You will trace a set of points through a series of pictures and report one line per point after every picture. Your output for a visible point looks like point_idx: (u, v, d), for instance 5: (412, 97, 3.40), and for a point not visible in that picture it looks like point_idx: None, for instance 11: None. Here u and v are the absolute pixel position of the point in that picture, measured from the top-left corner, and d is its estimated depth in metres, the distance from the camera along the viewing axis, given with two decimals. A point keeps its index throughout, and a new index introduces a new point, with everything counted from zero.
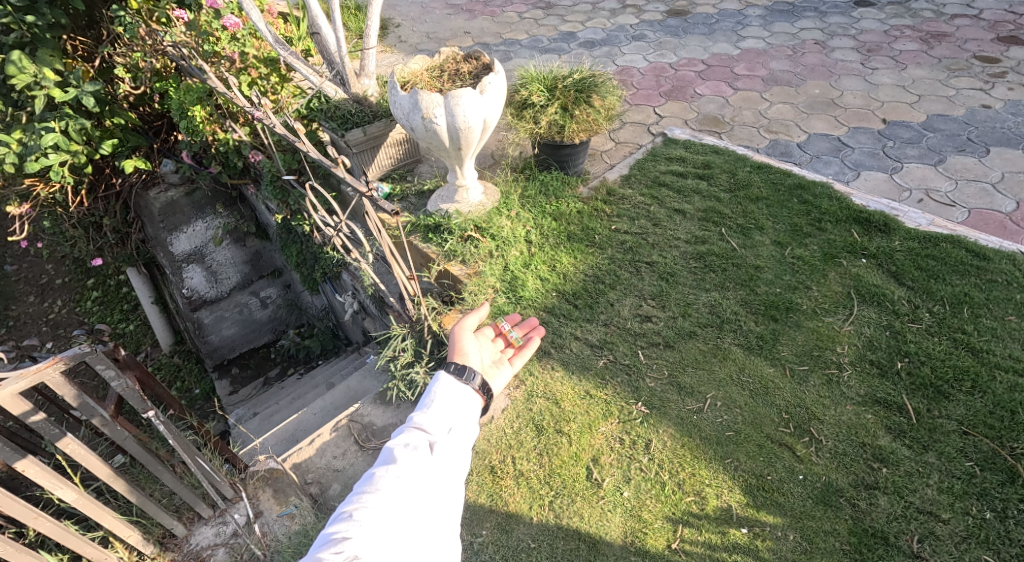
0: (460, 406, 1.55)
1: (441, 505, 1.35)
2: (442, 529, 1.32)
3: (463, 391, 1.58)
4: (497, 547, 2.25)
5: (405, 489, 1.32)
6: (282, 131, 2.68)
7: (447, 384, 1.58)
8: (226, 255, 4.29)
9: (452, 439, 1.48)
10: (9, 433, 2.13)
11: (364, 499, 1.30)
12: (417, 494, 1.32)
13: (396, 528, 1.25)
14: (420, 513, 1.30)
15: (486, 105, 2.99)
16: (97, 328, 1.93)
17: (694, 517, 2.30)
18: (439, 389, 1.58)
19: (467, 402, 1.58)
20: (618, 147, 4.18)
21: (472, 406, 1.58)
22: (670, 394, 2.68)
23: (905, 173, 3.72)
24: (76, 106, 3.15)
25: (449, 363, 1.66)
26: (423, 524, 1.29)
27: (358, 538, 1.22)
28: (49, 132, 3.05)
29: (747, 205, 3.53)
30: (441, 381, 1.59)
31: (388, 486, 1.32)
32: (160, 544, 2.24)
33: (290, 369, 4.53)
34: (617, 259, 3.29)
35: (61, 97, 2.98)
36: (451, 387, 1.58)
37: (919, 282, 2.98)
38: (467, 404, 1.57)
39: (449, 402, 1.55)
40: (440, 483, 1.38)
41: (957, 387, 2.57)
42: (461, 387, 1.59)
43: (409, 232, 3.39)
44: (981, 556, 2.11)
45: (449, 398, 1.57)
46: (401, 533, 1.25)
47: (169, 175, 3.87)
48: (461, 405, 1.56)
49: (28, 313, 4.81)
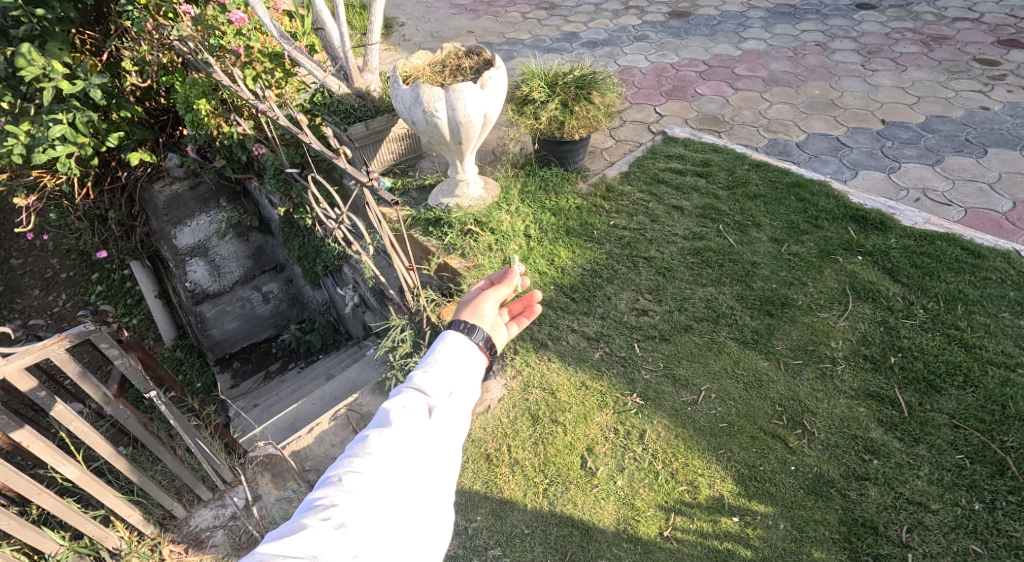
0: (464, 368, 1.51)
1: (435, 472, 1.33)
2: (435, 494, 1.32)
3: (468, 349, 1.54)
4: (491, 532, 2.29)
5: (398, 455, 1.30)
6: (285, 124, 2.72)
7: (453, 341, 1.54)
8: (229, 249, 4.36)
9: (453, 403, 1.45)
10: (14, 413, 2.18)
11: (355, 462, 1.28)
12: (410, 460, 1.30)
13: (386, 495, 1.24)
14: (412, 479, 1.29)
15: (486, 98, 3.04)
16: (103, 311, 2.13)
17: (686, 505, 2.33)
18: (444, 347, 1.53)
19: (473, 363, 1.54)
20: (618, 145, 4.23)
21: (476, 366, 1.53)
22: (665, 386, 2.71)
23: (902, 173, 3.75)
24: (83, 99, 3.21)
25: (458, 321, 1.59)
26: (415, 493, 1.28)
27: (346, 505, 1.21)
28: (57, 124, 3.11)
29: (744, 202, 3.57)
30: (447, 340, 1.55)
31: (381, 450, 1.29)
32: (160, 525, 2.28)
33: (291, 363, 4.57)
34: (615, 253, 3.33)
35: (69, 88, 3.04)
36: (457, 345, 1.54)
37: (914, 279, 3.01)
38: (473, 364, 1.53)
39: (453, 362, 1.51)
40: (436, 448, 1.36)
41: (949, 382, 2.60)
42: (467, 346, 1.55)
43: (409, 225, 3.44)
44: (969, 546, 2.13)
45: (454, 357, 1.52)
46: (389, 494, 1.24)
47: (174, 169, 3.98)
48: (465, 366, 1.52)
49: (33, 306, 4.88)
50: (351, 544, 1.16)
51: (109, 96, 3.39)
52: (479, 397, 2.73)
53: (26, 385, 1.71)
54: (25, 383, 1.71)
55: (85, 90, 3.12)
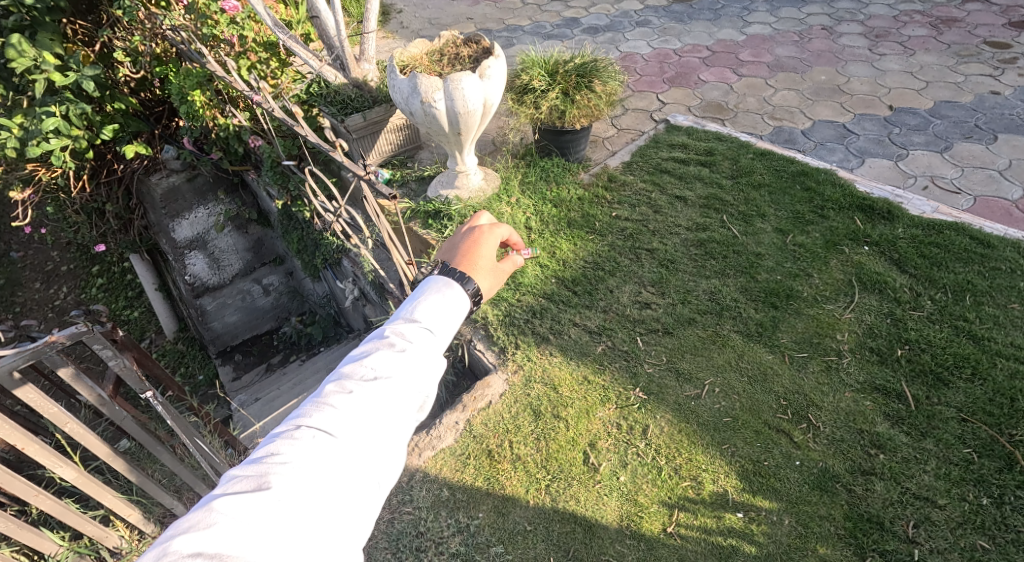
0: (448, 309, 1.43)
1: (398, 419, 1.25)
2: (394, 443, 1.24)
3: (456, 292, 1.48)
4: (493, 529, 2.27)
5: (363, 407, 1.22)
6: (280, 116, 2.64)
7: (442, 285, 1.48)
8: (228, 242, 4.32)
9: (427, 346, 1.36)
10: (10, 413, 2.15)
11: (314, 414, 1.21)
12: (377, 417, 1.23)
13: (344, 456, 1.17)
14: (376, 429, 1.22)
15: (483, 86, 2.98)
16: (95, 313, 2.07)
17: (690, 501, 2.31)
18: (431, 290, 1.47)
19: (459, 305, 1.46)
20: (620, 134, 4.17)
21: (461, 308, 1.46)
22: (668, 380, 2.68)
23: (910, 160, 3.68)
24: (76, 90, 3.14)
25: (452, 267, 1.55)
26: (374, 442, 1.21)
27: (300, 459, 1.14)
28: (50, 116, 3.03)
29: (748, 192, 3.51)
30: (435, 284, 1.48)
31: (345, 405, 1.22)
32: (160, 523, 2.25)
33: (292, 356, 4.54)
34: (617, 245, 3.28)
35: (61, 80, 2.97)
36: (445, 288, 1.47)
37: (922, 270, 2.97)
38: (457, 306, 1.46)
39: (439, 308, 1.43)
40: (403, 394, 1.27)
41: (957, 374, 2.56)
42: (459, 293, 1.48)
43: (409, 218, 3.40)
44: (976, 542, 2.11)
45: (437, 300, 1.44)
46: (348, 447, 1.18)
47: (171, 162, 3.90)
48: (450, 313, 1.44)
49: (35, 299, 4.85)
50: (305, 500, 1.10)
51: (104, 88, 3.33)
52: (480, 392, 2.69)
53: (17, 387, 1.68)
54: (18, 386, 1.68)
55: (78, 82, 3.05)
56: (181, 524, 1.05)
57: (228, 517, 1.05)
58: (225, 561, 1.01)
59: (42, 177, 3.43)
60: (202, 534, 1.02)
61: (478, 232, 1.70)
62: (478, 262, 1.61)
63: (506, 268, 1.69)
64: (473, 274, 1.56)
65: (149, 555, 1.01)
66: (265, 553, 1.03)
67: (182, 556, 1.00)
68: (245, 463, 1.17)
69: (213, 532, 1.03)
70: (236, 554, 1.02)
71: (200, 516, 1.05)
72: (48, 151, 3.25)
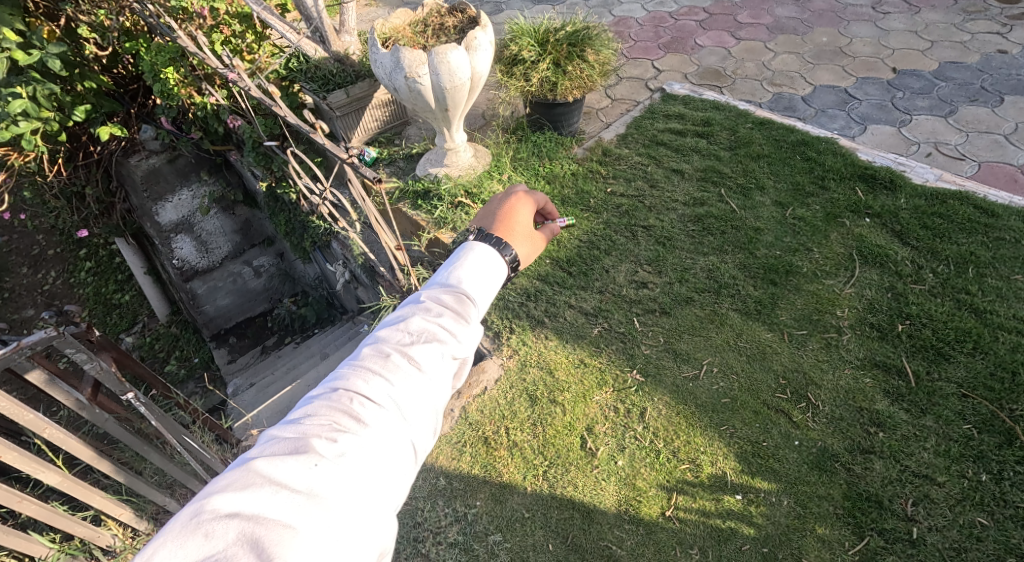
0: (484, 279, 1.46)
1: (435, 386, 1.25)
2: (432, 410, 1.24)
3: (493, 261, 1.50)
4: (491, 517, 2.25)
5: (403, 373, 1.22)
6: (257, 95, 2.48)
7: (478, 254, 1.49)
8: (215, 225, 4.18)
9: (464, 314, 1.37)
10: None
11: (354, 378, 1.20)
12: (416, 371, 1.24)
13: (385, 420, 1.16)
14: (415, 396, 1.21)
15: (469, 59, 2.84)
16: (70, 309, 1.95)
17: (688, 484, 2.29)
18: (467, 258, 1.48)
19: (494, 274, 1.49)
20: (615, 104, 4.03)
21: (497, 276, 1.49)
22: (666, 360, 2.64)
23: (913, 126, 3.57)
24: (42, 69, 2.97)
25: (490, 233, 1.57)
26: (414, 408, 1.21)
27: (342, 423, 1.13)
28: (16, 99, 2.89)
29: (747, 163, 3.41)
30: (471, 253, 1.50)
31: (386, 369, 1.22)
32: (154, 520, 2.22)
33: (287, 338, 4.46)
34: (613, 223, 3.20)
35: (24, 59, 2.78)
36: (480, 257, 1.48)
37: (924, 242, 2.90)
38: (493, 275, 1.48)
39: (475, 277, 1.45)
40: (441, 363, 1.28)
41: (958, 349, 2.52)
42: (491, 257, 1.50)
43: (397, 198, 3.31)
44: (975, 518, 2.10)
45: (474, 270, 1.46)
46: (390, 412, 1.17)
47: (150, 142, 3.81)
48: (486, 281, 1.46)
49: (23, 284, 4.76)
50: (347, 463, 1.08)
51: (72, 65, 3.13)
52: (475, 379, 2.65)
53: None
54: None
55: (43, 60, 2.87)
56: (218, 482, 1.03)
57: (267, 479, 1.03)
58: (264, 522, 0.99)
59: (14, 163, 3.22)
60: (243, 494, 1.00)
61: (516, 200, 1.73)
62: (514, 229, 1.65)
63: (539, 238, 1.73)
64: (511, 242, 1.60)
65: (185, 511, 0.99)
66: (305, 517, 1.01)
67: (221, 515, 0.98)
68: (283, 425, 1.15)
69: (252, 493, 1.01)
70: (274, 518, 1.00)
71: (239, 475, 1.03)
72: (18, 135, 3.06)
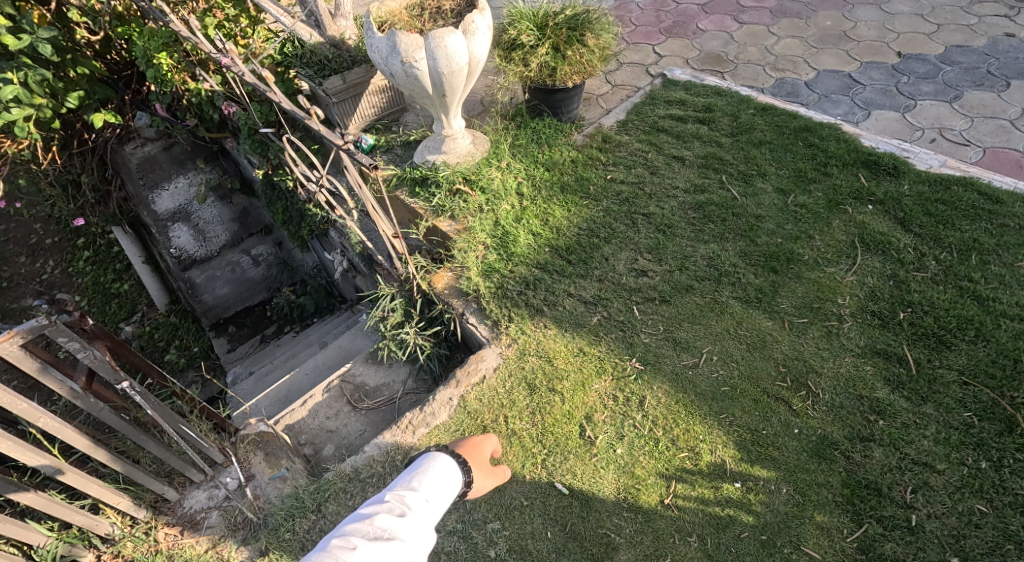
0: (443, 486, 1.77)
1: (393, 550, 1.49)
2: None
3: (450, 472, 1.82)
4: (490, 505, 2.25)
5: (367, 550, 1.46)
6: (251, 80, 2.46)
7: (437, 464, 1.82)
8: (212, 213, 4.21)
9: (422, 518, 1.65)
10: None
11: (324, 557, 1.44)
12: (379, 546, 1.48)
13: None
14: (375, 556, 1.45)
15: (469, 43, 2.81)
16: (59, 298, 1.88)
17: (687, 472, 2.29)
18: (424, 471, 1.79)
19: (450, 484, 1.80)
20: (615, 90, 3.99)
21: (453, 485, 1.80)
22: (665, 349, 2.63)
23: (918, 112, 3.53)
24: (33, 54, 2.95)
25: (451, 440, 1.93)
26: None
27: None
28: (7, 84, 2.85)
29: (749, 149, 3.38)
30: (428, 463, 1.82)
31: (352, 546, 1.46)
32: (153, 508, 2.22)
33: (286, 327, 4.45)
34: (613, 210, 3.18)
35: (14, 43, 2.75)
36: (438, 469, 1.81)
37: (927, 229, 2.88)
38: (449, 485, 1.79)
39: (430, 484, 1.76)
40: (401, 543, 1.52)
41: (960, 336, 2.51)
42: (449, 468, 1.83)
43: (395, 185, 3.28)
44: (974, 506, 2.10)
45: (433, 481, 1.77)
46: None
47: (145, 129, 3.87)
48: (443, 486, 1.77)
49: (21, 274, 4.76)
50: None
51: (63, 51, 3.11)
52: (473, 367, 2.64)
53: None
54: None
55: (33, 45, 2.84)
56: None
57: None
58: None
59: (8, 150, 3.31)
60: None
61: (477, 440, 2.12)
62: (476, 459, 2.06)
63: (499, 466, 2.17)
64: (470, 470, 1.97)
65: None
66: None
67: None
68: None
69: None
70: None
71: None
72: (11, 122, 3.04)
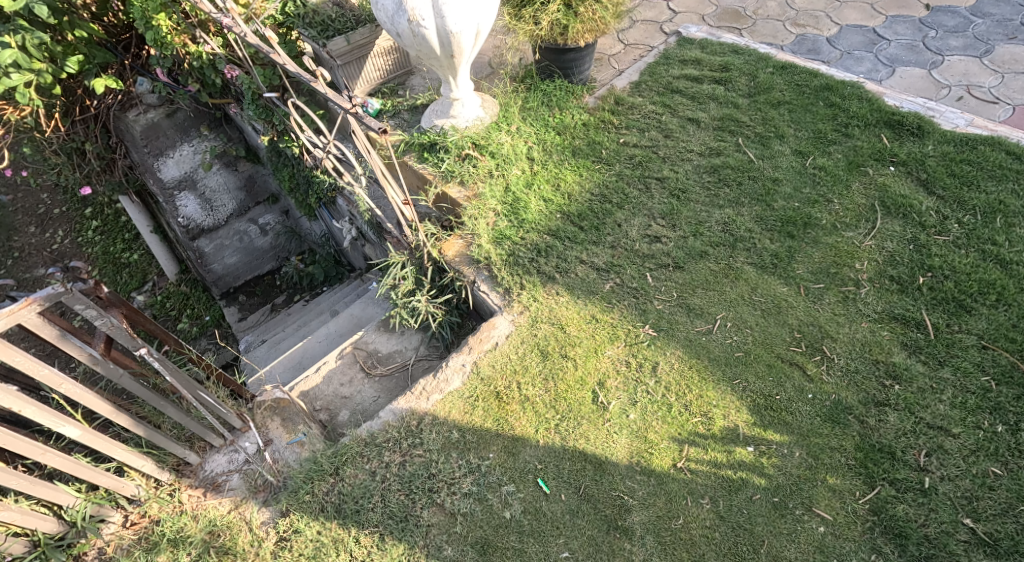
0: None
1: None
2: None
3: None
4: (504, 468, 2.28)
5: None
6: (254, 42, 2.40)
7: None
8: (218, 181, 4.14)
9: None
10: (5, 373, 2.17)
11: None
12: None
13: None
14: None
15: (476, 9, 2.73)
16: (74, 266, 1.83)
17: (700, 437, 2.30)
18: None
19: None
20: (628, 50, 3.87)
21: None
22: (679, 315, 2.62)
23: (945, 68, 3.39)
24: (29, 17, 2.90)
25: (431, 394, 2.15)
26: None
27: None
28: (5, 48, 2.80)
29: (767, 110, 3.28)
30: None
31: None
32: (175, 471, 2.30)
33: (296, 296, 4.49)
34: (626, 174, 3.13)
35: (9, 5, 2.71)
36: None
37: (950, 190, 2.80)
38: None
39: None
40: None
41: (981, 301, 2.47)
42: None
43: (403, 151, 3.24)
44: (988, 468, 2.09)
45: None
46: None
47: (146, 96, 3.75)
48: None
49: (31, 244, 4.82)
50: None
51: (60, 13, 3.05)
52: (486, 334, 2.63)
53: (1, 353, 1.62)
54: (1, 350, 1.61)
55: (29, 7, 2.78)
56: None
57: None
58: None
59: (11, 117, 3.34)
60: None
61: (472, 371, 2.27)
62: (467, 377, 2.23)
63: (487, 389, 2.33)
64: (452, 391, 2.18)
65: None
66: None
67: None
68: None
69: None
70: None
71: None
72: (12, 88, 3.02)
